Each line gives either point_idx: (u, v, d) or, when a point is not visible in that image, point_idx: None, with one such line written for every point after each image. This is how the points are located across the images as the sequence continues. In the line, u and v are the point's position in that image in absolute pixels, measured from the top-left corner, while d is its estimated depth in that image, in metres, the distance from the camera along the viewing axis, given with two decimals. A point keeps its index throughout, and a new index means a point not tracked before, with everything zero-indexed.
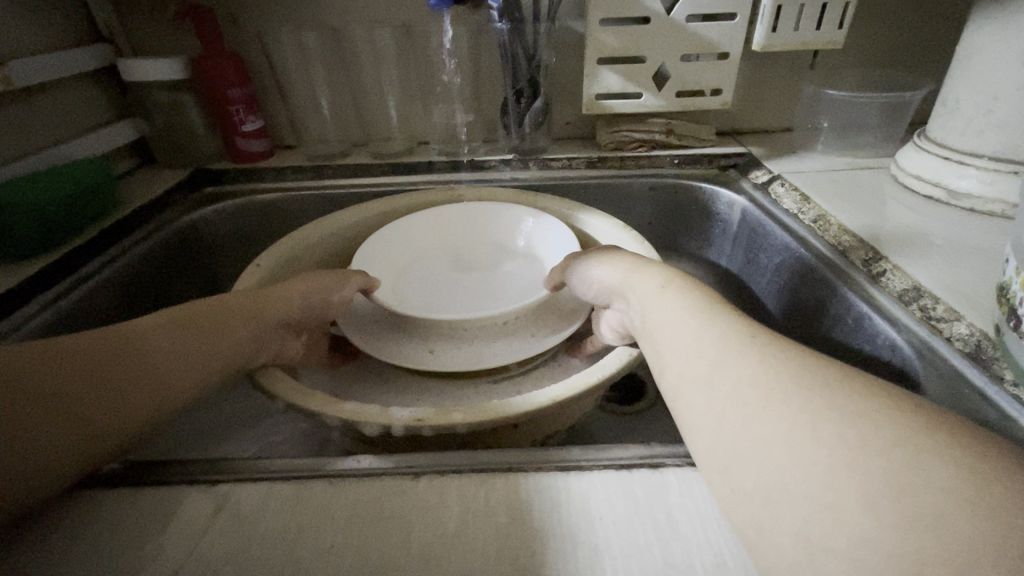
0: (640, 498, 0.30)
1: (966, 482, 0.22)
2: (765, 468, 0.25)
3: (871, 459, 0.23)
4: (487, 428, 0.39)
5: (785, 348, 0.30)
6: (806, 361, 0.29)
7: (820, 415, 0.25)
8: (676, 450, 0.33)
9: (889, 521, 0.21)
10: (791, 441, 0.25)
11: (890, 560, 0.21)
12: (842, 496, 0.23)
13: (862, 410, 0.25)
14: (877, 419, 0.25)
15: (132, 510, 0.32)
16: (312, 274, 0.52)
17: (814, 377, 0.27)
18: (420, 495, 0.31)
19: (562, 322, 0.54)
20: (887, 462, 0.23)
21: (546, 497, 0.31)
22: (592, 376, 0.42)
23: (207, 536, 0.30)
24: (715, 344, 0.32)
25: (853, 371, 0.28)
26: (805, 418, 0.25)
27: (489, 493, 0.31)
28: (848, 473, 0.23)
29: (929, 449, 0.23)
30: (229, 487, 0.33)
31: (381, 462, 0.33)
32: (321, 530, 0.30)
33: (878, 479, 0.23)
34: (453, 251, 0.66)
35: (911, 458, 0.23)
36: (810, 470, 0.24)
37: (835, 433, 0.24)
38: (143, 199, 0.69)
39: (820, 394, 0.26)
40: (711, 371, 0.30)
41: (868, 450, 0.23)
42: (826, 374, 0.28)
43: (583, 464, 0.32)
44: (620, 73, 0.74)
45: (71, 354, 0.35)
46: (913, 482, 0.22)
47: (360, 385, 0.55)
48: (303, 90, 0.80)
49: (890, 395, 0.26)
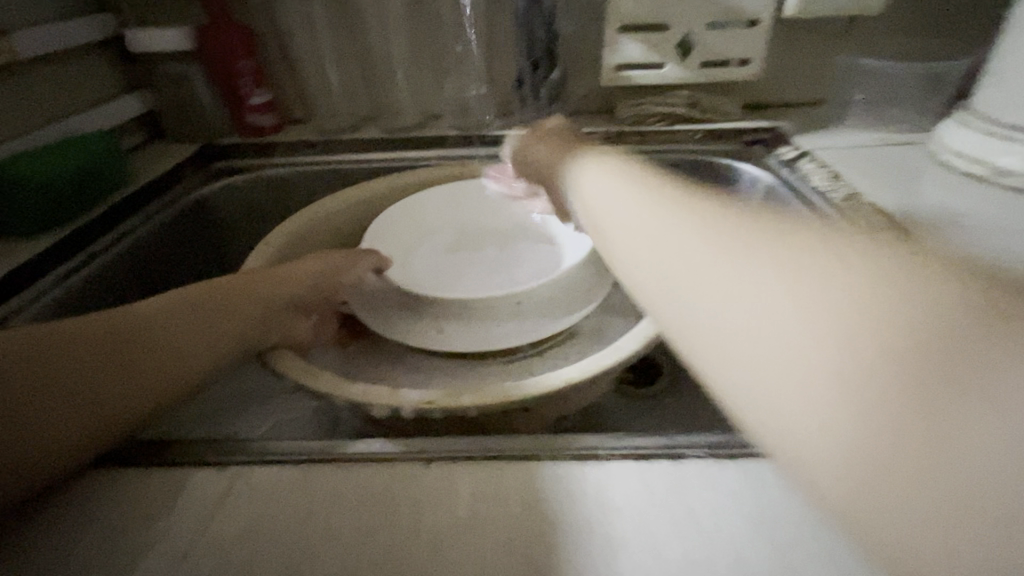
0: (658, 493, 0.29)
1: (997, 400, 0.18)
2: (788, 413, 0.22)
3: (880, 411, 0.20)
4: (498, 411, 0.38)
5: (774, 241, 0.25)
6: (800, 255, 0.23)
7: (843, 339, 0.21)
8: (697, 440, 0.32)
9: (907, 488, 0.19)
10: (812, 381, 0.21)
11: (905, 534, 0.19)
12: (881, 441, 0.19)
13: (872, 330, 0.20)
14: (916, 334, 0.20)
15: (139, 492, 0.32)
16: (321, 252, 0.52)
17: (809, 290, 0.22)
18: (432, 481, 0.30)
19: (577, 303, 0.53)
20: (899, 415, 0.19)
21: (561, 487, 0.29)
22: (607, 360, 0.40)
23: (214, 521, 0.29)
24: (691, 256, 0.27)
25: (865, 250, 0.23)
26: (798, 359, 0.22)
27: (502, 482, 0.30)
28: (884, 412, 0.19)
29: (955, 376, 0.19)
30: (237, 468, 0.32)
31: (390, 446, 0.32)
32: (328, 519, 0.29)
33: (890, 417, 0.19)
34: (465, 228, 0.64)
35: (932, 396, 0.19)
36: (841, 415, 0.20)
37: (834, 380, 0.21)
38: (152, 174, 0.68)
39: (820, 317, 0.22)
40: (706, 293, 0.25)
41: (878, 382, 0.20)
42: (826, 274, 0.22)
43: (600, 453, 0.31)
44: (642, 42, 0.71)
45: (67, 338, 0.34)
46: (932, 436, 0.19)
47: (370, 363, 0.53)
48: (313, 62, 0.78)
49: (905, 274, 0.21)
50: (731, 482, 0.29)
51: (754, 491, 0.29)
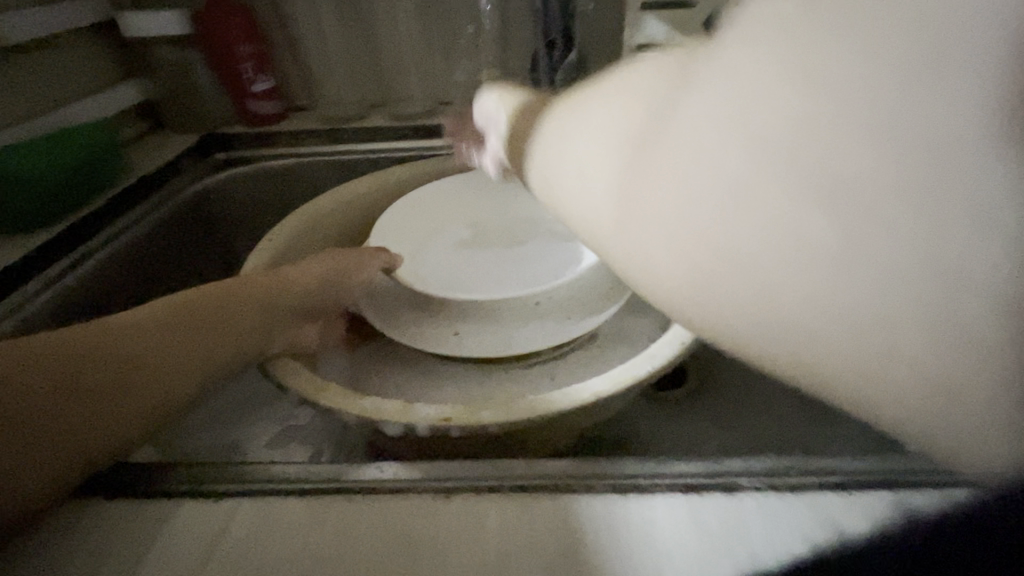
0: (716, 532, 0.26)
1: (943, 224, 0.15)
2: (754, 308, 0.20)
3: (822, 274, 0.17)
4: (523, 428, 0.34)
5: (676, 98, 0.21)
6: (704, 100, 0.20)
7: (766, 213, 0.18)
8: (752, 468, 0.28)
9: (886, 352, 0.17)
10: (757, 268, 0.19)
11: (926, 414, 0.17)
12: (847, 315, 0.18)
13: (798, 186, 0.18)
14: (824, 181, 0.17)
15: (132, 526, 0.29)
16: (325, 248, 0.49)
17: (720, 147, 0.19)
18: (454, 517, 0.27)
19: (601, 304, 0.49)
20: (860, 290, 0.17)
21: (601, 526, 0.26)
22: (641, 372, 0.37)
23: (212, 563, 0.27)
24: (623, 150, 0.24)
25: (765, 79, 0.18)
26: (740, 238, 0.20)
27: (534, 519, 0.27)
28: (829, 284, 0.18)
29: (888, 216, 0.16)
30: (237, 500, 0.29)
31: (407, 473, 0.29)
32: (340, 558, 0.26)
33: (837, 282, 0.17)
34: (480, 222, 0.59)
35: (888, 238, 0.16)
36: (799, 303, 0.18)
37: (772, 249, 0.18)
38: (151, 167, 0.65)
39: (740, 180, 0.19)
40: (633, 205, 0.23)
41: (812, 249, 0.18)
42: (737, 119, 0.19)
43: (643, 484, 0.28)
44: (667, 20, 0.66)
45: (44, 357, 0.31)
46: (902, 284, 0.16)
47: (381, 368, 0.50)
48: (316, 47, 0.74)
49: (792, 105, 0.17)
50: (795, 520, 0.26)
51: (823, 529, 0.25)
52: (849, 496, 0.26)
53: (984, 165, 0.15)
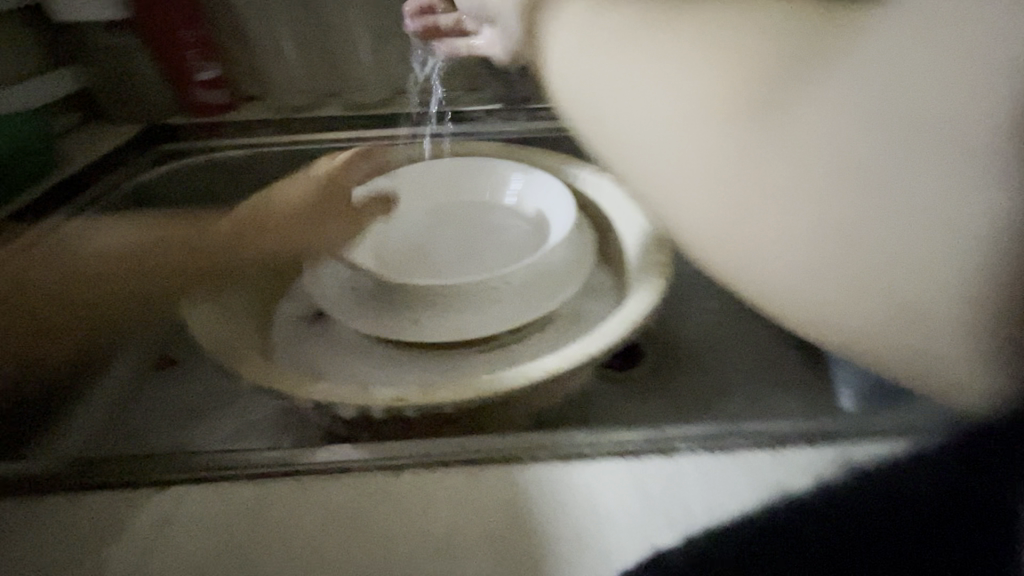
0: (662, 490, 0.27)
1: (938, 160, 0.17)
2: (752, 238, 0.21)
3: (832, 208, 0.19)
4: (478, 405, 0.35)
5: (718, 23, 0.22)
6: (745, 34, 0.21)
7: (778, 148, 0.20)
8: (691, 431, 0.30)
9: (861, 276, 0.19)
10: (766, 197, 0.20)
11: (896, 337, 0.19)
12: (825, 250, 0.19)
13: (900, 172, 0.17)
14: (832, 119, 0.18)
15: (67, 523, 0.28)
16: (339, 190, 0.53)
17: (755, 79, 0.20)
18: (402, 494, 0.28)
19: (556, 288, 0.50)
20: (855, 220, 0.18)
21: (544, 495, 0.27)
22: (591, 347, 0.38)
23: (156, 549, 0.27)
24: (648, 72, 0.24)
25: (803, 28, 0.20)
26: (802, 215, 0.19)
27: (482, 491, 0.28)
28: (825, 214, 0.19)
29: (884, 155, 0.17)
30: (181, 488, 0.29)
31: (356, 453, 0.29)
32: (290, 541, 0.26)
33: (840, 220, 0.19)
34: (440, 209, 0.59)
35: (886, 195, 0.18)
36: (797, 234, 0.20)
37: (787, 175, 0.20)
38: (91, 159, 0.62)
39: (836, 165, 0.18)
40: (649, 132, 0.23)
41: (826, 181, 0.19)
42: (767, 58, 0.20)
43: (585, 451, 0.29)
44: None
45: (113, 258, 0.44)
46: (908, 243, 0.17)
47: (336, 356, 0.49)
48: (265, 33, 0.72)
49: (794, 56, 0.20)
50: (727, 479, 0.27)
51: (752, 484, 0.27)
52: (778, 455, 0.28)
53: (984, 117, 0.16)
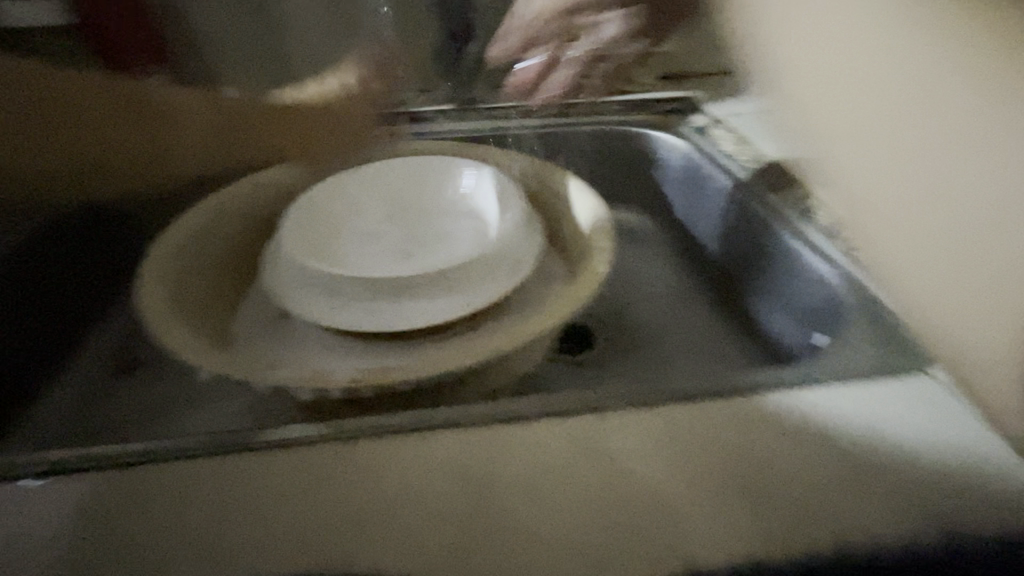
0: (853, 426, 0.35)
1: (1002, 212, 0.33)
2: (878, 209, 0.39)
3: (927, 217, 0.35)
4: (434, 381, 0.39)
5: (932, 83, 0.33)
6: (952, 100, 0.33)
7: (917, 181, 0.36)
8: (609, 392, 0.37)
9: (941, 252, 0.35)
10: (895, 193, 0.37)
11: (936, 283, 0.36)
12: (915, 251, 0.37)
13: (974, 204, 0.33)
14: (974, 157, 0.33)
15: (40, 508, 0.30)
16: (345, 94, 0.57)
17: (913, 122, 0.35)
18: (360, 458, 0.32)
19: (502, 277, 0.53)
20: (917, 226, 0.36)
21: (482, 450, 0.33)
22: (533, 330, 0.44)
23: (128, 522, 0.29)
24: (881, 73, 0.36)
25: (959, 99, 0.32)
26: (909, 177, 0.36)
27: (430, 452, 0.33)
28: (907, 219, 0.37)
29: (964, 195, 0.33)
30: (149, 469, 0.31)
31: (318, 429, 0.34)
32: (259, 503, 0.30)
33: (944, 225, 0.35)
34: (397, 206, 0.62)
35: (954, 212, 0.34)
36: (921, 215, 0.35)
37: (911, 177, 0.36)
38: None
39: (932, 188, 0.35)
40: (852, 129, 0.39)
41: (910, 197, 0.36)
42: (933, 108, 0.33)
43: (518, 412, 0.35)
44: None
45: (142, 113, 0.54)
46: (968, 241, 0.34)
47: (299, 349, 0.51)
48: None
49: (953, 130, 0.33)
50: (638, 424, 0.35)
51: (666, 429, 0.35)
52: (732, 402, 0.36)
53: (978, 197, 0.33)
